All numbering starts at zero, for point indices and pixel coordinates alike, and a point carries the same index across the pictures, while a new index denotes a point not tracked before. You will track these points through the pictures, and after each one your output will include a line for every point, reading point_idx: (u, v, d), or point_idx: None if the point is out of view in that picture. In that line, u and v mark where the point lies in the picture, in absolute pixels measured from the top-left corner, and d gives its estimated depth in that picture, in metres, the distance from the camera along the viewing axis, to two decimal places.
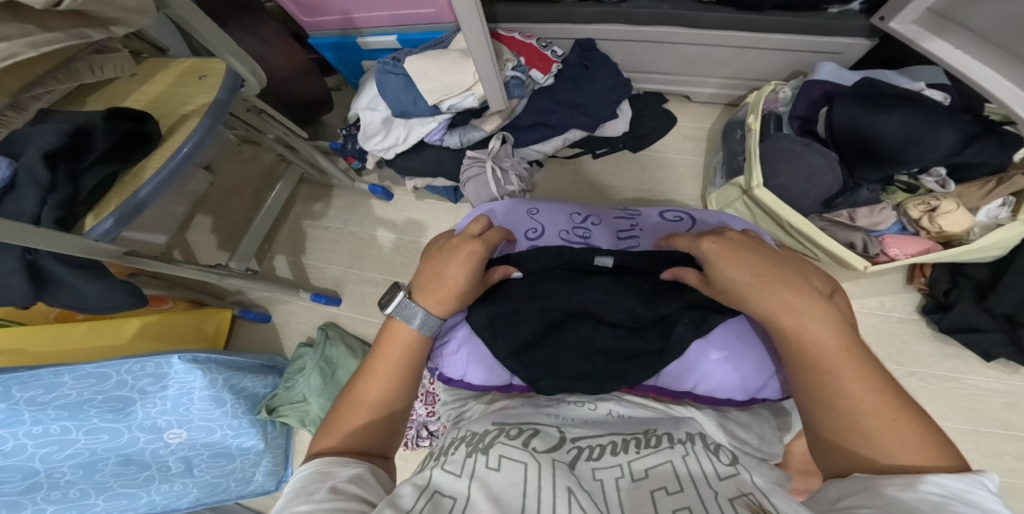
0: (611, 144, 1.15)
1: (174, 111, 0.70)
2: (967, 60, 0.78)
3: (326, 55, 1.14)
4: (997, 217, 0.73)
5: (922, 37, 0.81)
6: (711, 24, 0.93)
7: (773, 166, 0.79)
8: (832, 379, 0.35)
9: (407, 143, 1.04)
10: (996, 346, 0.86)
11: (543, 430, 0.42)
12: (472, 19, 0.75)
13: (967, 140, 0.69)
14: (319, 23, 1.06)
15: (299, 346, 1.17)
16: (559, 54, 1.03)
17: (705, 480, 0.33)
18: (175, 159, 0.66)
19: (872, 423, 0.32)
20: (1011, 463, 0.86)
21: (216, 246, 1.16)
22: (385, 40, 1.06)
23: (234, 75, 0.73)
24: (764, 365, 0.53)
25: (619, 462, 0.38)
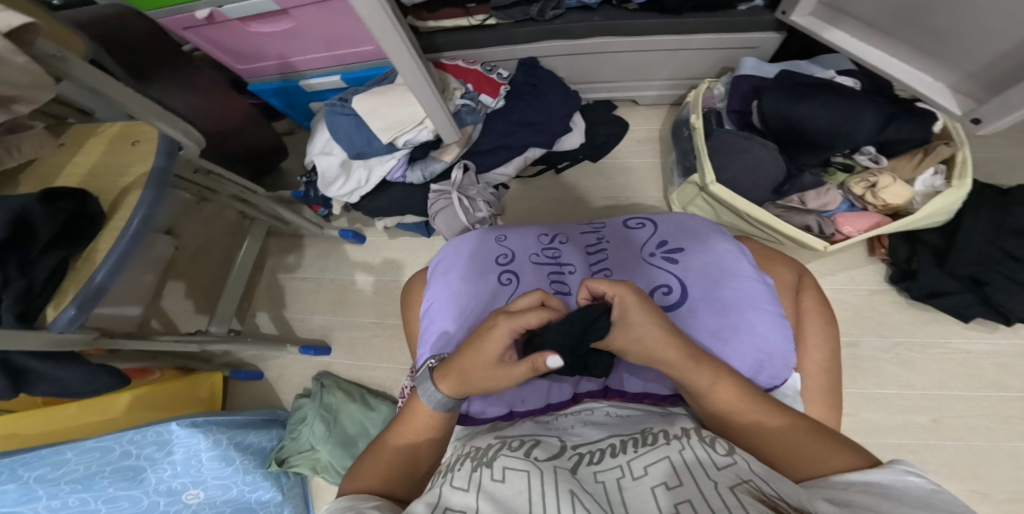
0: (571, 157, 1.16)
1: (112, 184, 0.67)
2: (863, 47, 0.82)
3: (270, 100, 1.10)
4: (933, 185, 0.74)
5: (819, 27, 0.84)
6: (640, 30, 0.95)
7: (723, 160, 0.81)
8: (764, 428, 0.46)
9: (369, 185, 1.03)
10: (969, 307, 0.86)
11: (544, 444, 0.47)
12: (402, 55, 0.72)
13: (887, 119, 0.73)
14: (255, 68, 1.01)
15: (298, 398, 1.17)
16: (506, 76, 1.06)
17: (704, 471, 0.35)
18: (125, 236, 0.64)
19: (812, 450, 0.43)
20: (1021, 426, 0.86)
21: (195, 311, 1.17)
22: (328, 81, 1.03)
23: (170, 141, 0.70)
24: (744, 358, 0.65)
25: (619, 462, 0.42)
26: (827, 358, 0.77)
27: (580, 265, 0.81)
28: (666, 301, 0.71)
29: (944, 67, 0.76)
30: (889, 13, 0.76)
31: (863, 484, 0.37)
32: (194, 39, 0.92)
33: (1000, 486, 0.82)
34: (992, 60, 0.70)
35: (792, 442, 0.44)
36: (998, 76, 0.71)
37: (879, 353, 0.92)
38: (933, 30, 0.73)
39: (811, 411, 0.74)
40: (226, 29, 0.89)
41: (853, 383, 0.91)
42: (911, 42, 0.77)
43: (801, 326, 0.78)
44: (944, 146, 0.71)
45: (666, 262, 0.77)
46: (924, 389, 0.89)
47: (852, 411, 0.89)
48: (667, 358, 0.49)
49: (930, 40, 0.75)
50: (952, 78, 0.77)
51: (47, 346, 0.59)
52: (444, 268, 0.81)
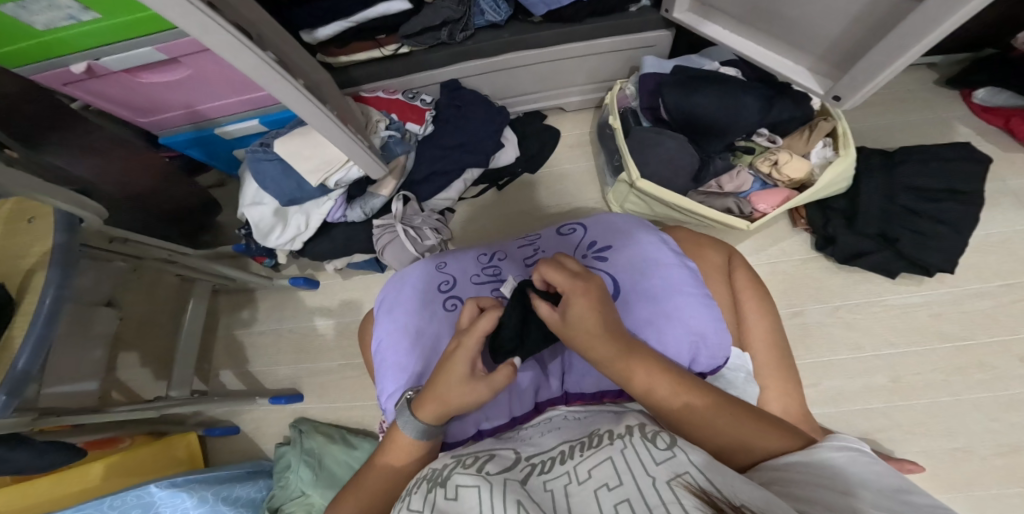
0: (509, 172, 1.18)
1: (16, 267, 0.64)
2: (736, 39, 0.86)
3: (187, 152, 1.05)
4: (826, 156, 0.78)
5: (699, 22, 0.86)
6: (546, 41, 0.98)
7: (644, 155, 0.82)
8: (700, 415, 0.48)
9: (311, 227, 1.01)
10: (893, 265, 0.90)
11: (498, 458, 0.48)
12: (310, 110, 0.71)
13: (769, 103, 0.78)
14: (161, 120, 0.95)
15: (280, 446, 1.15)
16: (429, 101, 1.07)
17: (642, 467, 0.36)
18: (38, 319, 0.60)
19: (747, 434, 0.46)
20: (974, 374, 0.89)
21: (155, 380, 1.14)
22: (247, 125, 1.01)
23: (66, 214, 0.66)
24: (682, 346, 0.66)
25: (567, 468, 0.42)
26: (772, 331, 0.79)
27: (520, 278, 0.82)
28: None
29: (800, 52, 0.82)
30: (750, 7, 0.80)
31: (793, 464, 0.41)
32: (79, 94, 0.83)
33: (982, 441, 0.85)
34: (834, 40, 0.76)
35: (720, 427, 0.47)
36: (844, 53, 0.77)
37: (826, 318, 0.95)
38: (784, 18, 0.78)
39: (769, 384, 0.76)
40: (112, 82, 0.82)
41: (808, 353, 0.94)
42: (767, 31, 0.82)
43: (741, 305, 0.80)
44: (825, 121, 0.77)
45: (598, 261, 0.78)
46: (875, 350, 0.92)
47: (815, 381, 0.92)
48: (600, 357, 0.50)
49: (785, 27, 0.80)
50: (808, 60, 0.82)
51: None
52: (389, 304, 0.81)
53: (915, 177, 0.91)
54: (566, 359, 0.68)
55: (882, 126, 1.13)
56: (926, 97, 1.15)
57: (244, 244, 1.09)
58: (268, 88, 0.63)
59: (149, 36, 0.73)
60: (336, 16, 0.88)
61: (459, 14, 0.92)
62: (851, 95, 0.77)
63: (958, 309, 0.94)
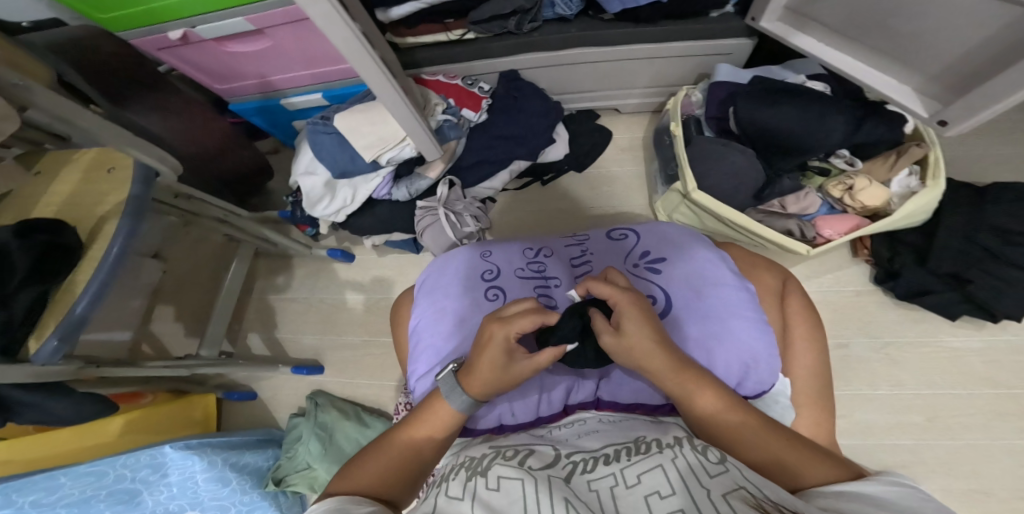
0: (555, 169, 1.16)
1: (89, 213, 0.65)
2: (832, 52, 0.83)
3: (252, 119, 1.07)
4: (909, 185, 0.74)
5: (789, 33, 0.85)
6: (614, 40, 0.96)
7: (704, 167, 0.81)
8: (748, 433, 0.45)
9: (356, 202, 1.00)
10: (956, 305, 0.86)
11: (538, 454, 0.46)
12: (375, 72, 0.69)
13: (858, 121, 0.74)
14: (234, 88, 0.97)
15: (293, 418, 1.15)
16: (486, 89, 1.05)
17: (697, 479, 0.34)
18: (104, 267, 0.61)
19: (798, 459, 0.42)
20: (1019, 423, 0.85)
21: (187, 335, 1.16)
22: (311, 99, 1.01)
23: (144, 167, 0.68)
24: (729, 366, 0.64)
25: (612, 471, 0.40)
26: (816, 362, 0.76)
27: (565, 278, 0.81)
28: None
29: (910, 73, 0.78)
30: (852, 21, 0.77)
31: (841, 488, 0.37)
32: (168, 59, 0.87)
33: (999, 482, 0.82)
34: (954, 60, 0.72)
35: (772, 450, 0.44)
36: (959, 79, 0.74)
37: (870, 353, 0.92)
38: (893, 34, 0.74)
39: (805, 416, 0.73)
40: (200, 50, 0.84)
41: (846, 386, 0.91)
42: (873, 49, 0.79)
43: (788, 330, 0.77)
44: (916, 148, 0.72)
45: (650, 272, 0.76)
46: (916, 389, 0.89)
47: (846, 412, 0.89)
48: (657, 366, 0.49)
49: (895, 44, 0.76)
50: (916, 81, 0.79)
51: (32, 379, 0.57)
52: (431, 286, 0.81)
53: (1001, 216, 0.82)
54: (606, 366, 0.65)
55: (953, 160, 1.08)
56: (1003, 135, 1.10)
57: (289, 211, 1.10)
58: (335, 41, 0.61)
59: (242, 6, 0.73)
60: None
61: (531, 5, 0.91)
62: (960, 122, 0.74)
63: (1013, 358, 0.89)
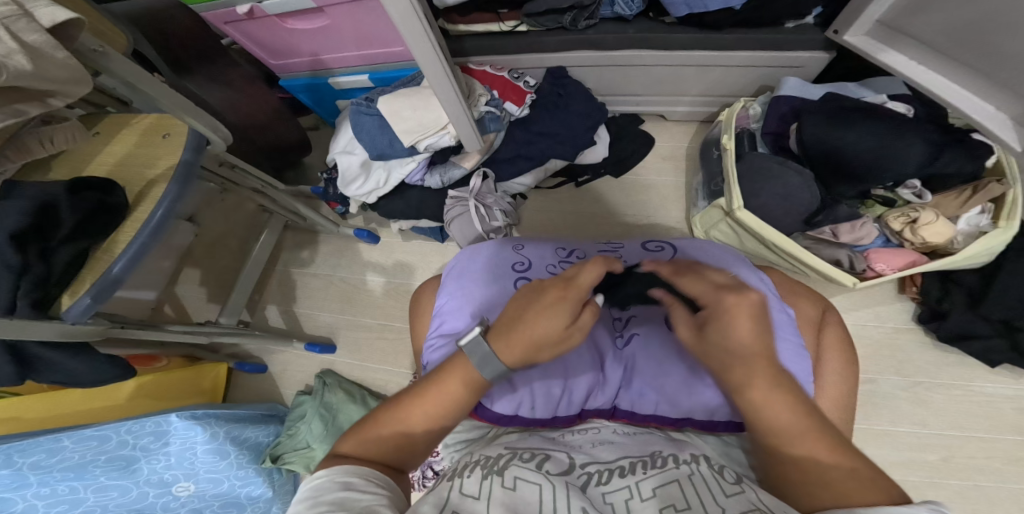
0: (593, 171, 1.13)
1: (139, 175, 0.64)
2: (925, 72, 0.79)
3: (299, 96, 1.06)
4: (978, 224, 0.73)
5: (876, 50, 0.80)
6: (676, 45, 0.93)
7: (754, 186, 0.79)
8: (794, 434, 0.35)
9: (388, 185, 0.99)
10: (998, 353, 0.84)
11: (554, 458, 0.43)
12: (424, 45, 0.65)
13: (936, 150, 0.70)
14: (288, 65, 0.98)
15: (299, 395, 1.14)
16: (531, 85, 1.03)
17: (713, 497, 0.33)
18: (146, 229, 0.61)
19: (833, 475, 0.32)
20: None
21: (208, 301, 1.14)
22: (356, 79, 0.99)
23: (196, 134, 0.67)
24: None
25: (627, 483, 0.38)
26: (845, 396, 0.72)
27: None
28: None
29: (1010, 98, 0.74)
30: (954, 37, 0.73)
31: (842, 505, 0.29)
32: (234, 33, 0.89)
33: None
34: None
35: (789, 427, 0.35)
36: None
37: (898, 391, 0.90)
38: (1003, 57, 0.70)
39: None
40: (264, 25, 0.85)
41: (865, 418, 0.89)
42: (975, 71, 0.75)
43: (821, 361, 0.73)
44: (997, 185, 0.69)
45: None
46: (937, 428, 0.87)
47: (860, 446, 0.87)
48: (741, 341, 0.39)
49: (997, 68, 0.72)
50: (1016, 109, 0.75)
51: (61, 337, 0.57)
52: (455, 274, 0.78)
53: None
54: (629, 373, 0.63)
55: None
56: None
57: (322, 188, 1.09)
58: (389, 6, 0.58)
59: None
60: None
61: None
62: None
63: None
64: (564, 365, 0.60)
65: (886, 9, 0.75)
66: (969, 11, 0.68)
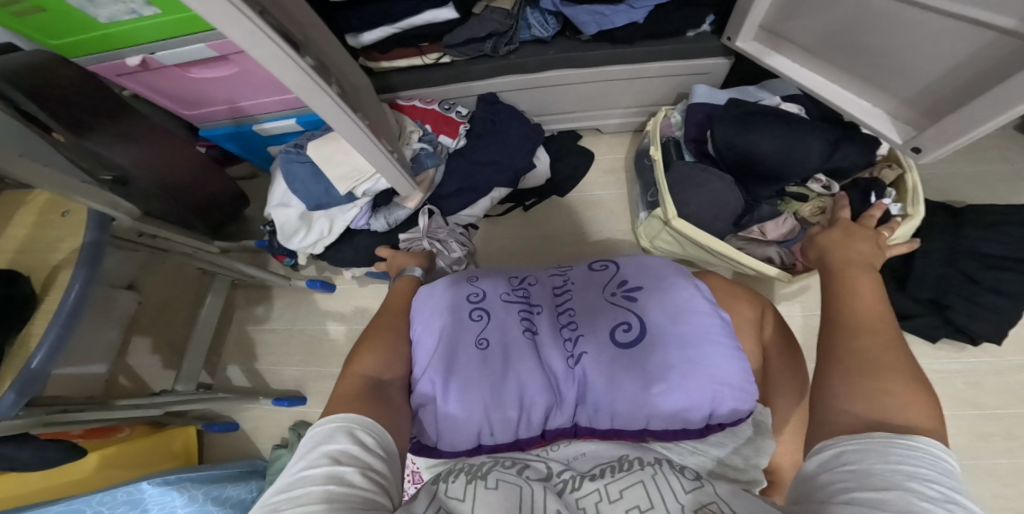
0: (538, 194, 1.15)
1: (44, 260, 0.63)
2: (804, 72, 0.84)
3: (224, 144, 1.04)
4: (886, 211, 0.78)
5: (764, 53, 0.85)
6: (594, 62, 0.95)
7: (682, 195, 0.82)
8: (856, 326, 0.42)
9: (333, 233, 0.99)
10: (935, 329, 0.87)
11: (534, 466, 0.44)
12: (343, 120, 0.63)
13: (834, 146, 0.74)
14: (205, 114, 0.94)
15: (275, 449, 1.11)
16: (465, 114, 1.04)
17: (672, 493, 0.35)
18: (59, 316, 0.57)
19: (872, 344, 0.39)
20: (1001, 443, 0.86)
21: (163, 368, 1.13)
22: (283, 124, 0.97)
23: (98, 213, 0.64)
24: (710, 389, 0.59)
25: (597, 486, 0.39)
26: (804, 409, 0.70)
27: (547, 306, 0.75)
28: (626, 339, 0.66)
29: (882, 94, 0.78)
30: (827, 38, 0.78)
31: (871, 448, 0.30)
32: (131, 85, 0.84)
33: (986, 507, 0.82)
34: (927, 81, 0.71)
35: (867, 333, 0.41)
36: (933, 102, 0.73)
37: None
38: (870, 53, 0.74)
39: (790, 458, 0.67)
40: (163, 76, 0.82)
41: None
42: (847, 70, 0.79)
43: (770, 379, 0.73)
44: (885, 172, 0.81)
45: (627, 302, 0.72)
46: None
47: None
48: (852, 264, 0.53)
49: (867, 64, 0.77)
50: (890, 103, 0.78)
51: None
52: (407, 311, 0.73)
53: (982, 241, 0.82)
54: (581, 391, 0.63)
55: (932, 178, 1.09)
56: (979, 150, 1.10)
57: (267, 241, 1.07)
58: (305, 101, 0.57)
59: (203, 33, 0.71)
60: (382, 23, 0.86)
61: (505, 28, 0.90)
62: (937, 147, 0.72)
63: (998, 379, 0.90)
64: (525, 394, 0.60)
65: (765, 13, 0.80)
66: (836, 13, 0.73)
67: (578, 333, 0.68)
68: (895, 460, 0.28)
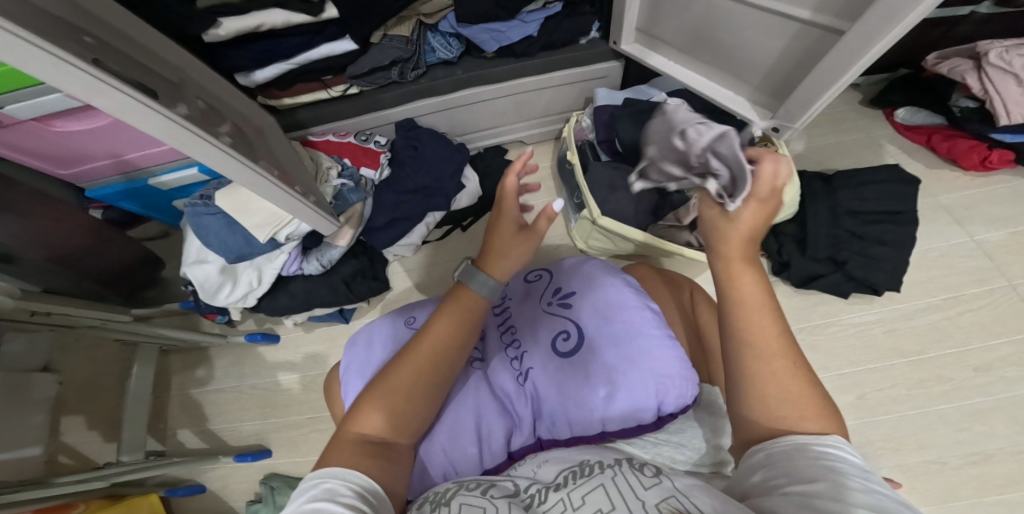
0: (474, 212, 1.14)
1: None
2: (680, 69, 0.91)
3: (120, 204, 0.92)
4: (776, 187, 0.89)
5: (644, 54, 0.93)
6: (501, 76, 0.98)
7: (603, 194, 0.88)
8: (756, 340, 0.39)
9: (264, 284, 0.95)
10: (842, 283, 0.96)
11: (500, 483, 0.43)
12: (235, 167, 0.59)
13: None
14: (84, 172, 0.83)
15: (249, 505, 1.04)
16: (384, 142, 1.03)
17: (632, 493, 0.35)
18: None
19: (779, 373, 0.37)
20: (937, 385, 0.93)
21: (105, 441, 1.04)
22: (185, 174, 0.91)
23: None
24: (650, 377, 0.56)
25: (562, 495, 0.39)
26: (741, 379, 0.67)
27: (491, 329, 0.73)
28: (566, 348, 0.64)
29: (741, 84, 0.86)
30: (689, 38, 0.86)
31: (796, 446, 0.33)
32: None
33: (932, 439, 0.89)
34: (769, 69, 0.80)
35: (773, 360, 0.38)
36: (780, 83, 0.80)
37: None
38: (722, 48, 0.82)
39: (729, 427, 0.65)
40: (24, 132, 0.72)
41: None
42: (710, 64, 0.87)
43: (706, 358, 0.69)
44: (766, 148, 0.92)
45: (563, 308, 0.70)
46: (840, 372, 0.95)
47: None
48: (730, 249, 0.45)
49: (725, 58, 0.84)
50: (748, 92, 0.86)
51: None
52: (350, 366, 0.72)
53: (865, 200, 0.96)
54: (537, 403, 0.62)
55: (824, 148, 1.18)
56: (855, 119, 1.21)
57: (192, 301, 1.02)
58: (187, 150, 0.53)
59: None
60: (275, 60, 0.84)
61: (410, 53, 0.90)
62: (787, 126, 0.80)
63: (908, 324, 0.98)
64: (481, 422, 0.58)
65: (636, 18, 0.89)
66: (692, 14, 0.81)
67: (522, 350, 0.67)
68: (820, 456, 0.32)
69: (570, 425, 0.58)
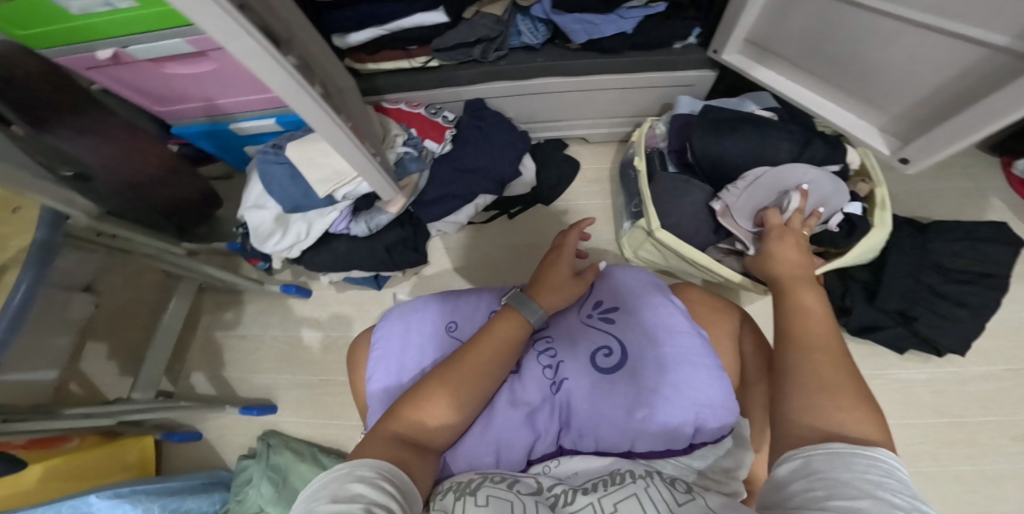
0: (523, 201, 1.13)
1: None
2: (790, 84, 0.91)
3: (199, 143, 0.98)
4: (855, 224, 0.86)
5: (750, 66, 0.92)
6: (580, 70, 0.96)
7: (665, 206, 0.87)
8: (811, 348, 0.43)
9: (311, 237, 0.94)
10: (896, 336, 0.94)
11: (523, 478, 0.42)
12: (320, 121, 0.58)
13: (802, 146, 0.83)
14: (176, 111, 0.89)
15: (240, 460, 1.02)
16: (451, 119, 1.02)
17: (664, 507, 0.34)
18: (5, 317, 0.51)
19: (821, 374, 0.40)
20: (973, 456, 0.90)
21: (121, 375, 1.04)
22: (263, 123, 0.92)
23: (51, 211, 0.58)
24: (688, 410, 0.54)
25: (590, 500, 0.38)
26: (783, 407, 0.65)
27: None
28: (604, 365, 0.61)
29: (873, 109, 0.85)
30: (809, 51, 0.85)
31: (830, 456, 0.32)
32: (101, 79, 0.80)
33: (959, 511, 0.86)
34: (900, 93, 0.79)
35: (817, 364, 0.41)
36: (914, 113, 0.79)
37: None
38: (849, 65, 0.81)
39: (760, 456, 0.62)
40: (135, 70, 0.77)
41: None
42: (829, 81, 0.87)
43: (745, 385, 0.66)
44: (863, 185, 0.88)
45: (603, 322, 0.67)
46: None
47: None
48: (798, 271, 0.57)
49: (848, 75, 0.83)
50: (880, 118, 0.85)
51: None
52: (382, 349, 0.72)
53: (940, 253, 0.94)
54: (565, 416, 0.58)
55: (893, 195, 1.15)
56: (932, 171, 1.18)
57: (239, 243, 1.03)
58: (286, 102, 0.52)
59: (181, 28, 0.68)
60: (369, 23, 0.83)
61: (496, 33, 0.89)
62: (920, 159, 0.79)
63: (959, 387, 0.95)
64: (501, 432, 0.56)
65: (750, 29, 0.87)
66: (817, 29, 0.81)
67: (556, 359, 0.63)
68: (859, 468, 0.30)
69: (598, 443, 0.55)
